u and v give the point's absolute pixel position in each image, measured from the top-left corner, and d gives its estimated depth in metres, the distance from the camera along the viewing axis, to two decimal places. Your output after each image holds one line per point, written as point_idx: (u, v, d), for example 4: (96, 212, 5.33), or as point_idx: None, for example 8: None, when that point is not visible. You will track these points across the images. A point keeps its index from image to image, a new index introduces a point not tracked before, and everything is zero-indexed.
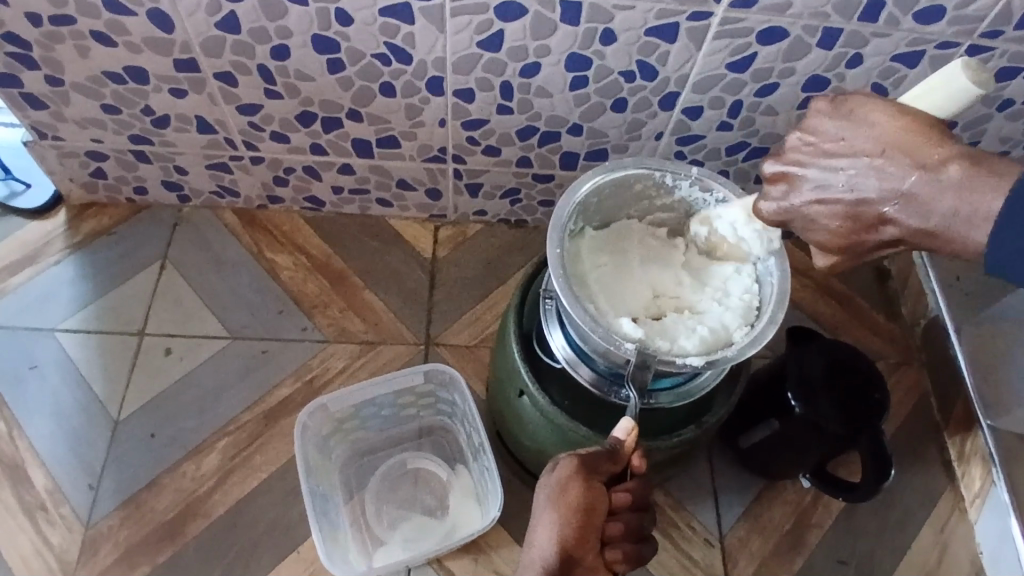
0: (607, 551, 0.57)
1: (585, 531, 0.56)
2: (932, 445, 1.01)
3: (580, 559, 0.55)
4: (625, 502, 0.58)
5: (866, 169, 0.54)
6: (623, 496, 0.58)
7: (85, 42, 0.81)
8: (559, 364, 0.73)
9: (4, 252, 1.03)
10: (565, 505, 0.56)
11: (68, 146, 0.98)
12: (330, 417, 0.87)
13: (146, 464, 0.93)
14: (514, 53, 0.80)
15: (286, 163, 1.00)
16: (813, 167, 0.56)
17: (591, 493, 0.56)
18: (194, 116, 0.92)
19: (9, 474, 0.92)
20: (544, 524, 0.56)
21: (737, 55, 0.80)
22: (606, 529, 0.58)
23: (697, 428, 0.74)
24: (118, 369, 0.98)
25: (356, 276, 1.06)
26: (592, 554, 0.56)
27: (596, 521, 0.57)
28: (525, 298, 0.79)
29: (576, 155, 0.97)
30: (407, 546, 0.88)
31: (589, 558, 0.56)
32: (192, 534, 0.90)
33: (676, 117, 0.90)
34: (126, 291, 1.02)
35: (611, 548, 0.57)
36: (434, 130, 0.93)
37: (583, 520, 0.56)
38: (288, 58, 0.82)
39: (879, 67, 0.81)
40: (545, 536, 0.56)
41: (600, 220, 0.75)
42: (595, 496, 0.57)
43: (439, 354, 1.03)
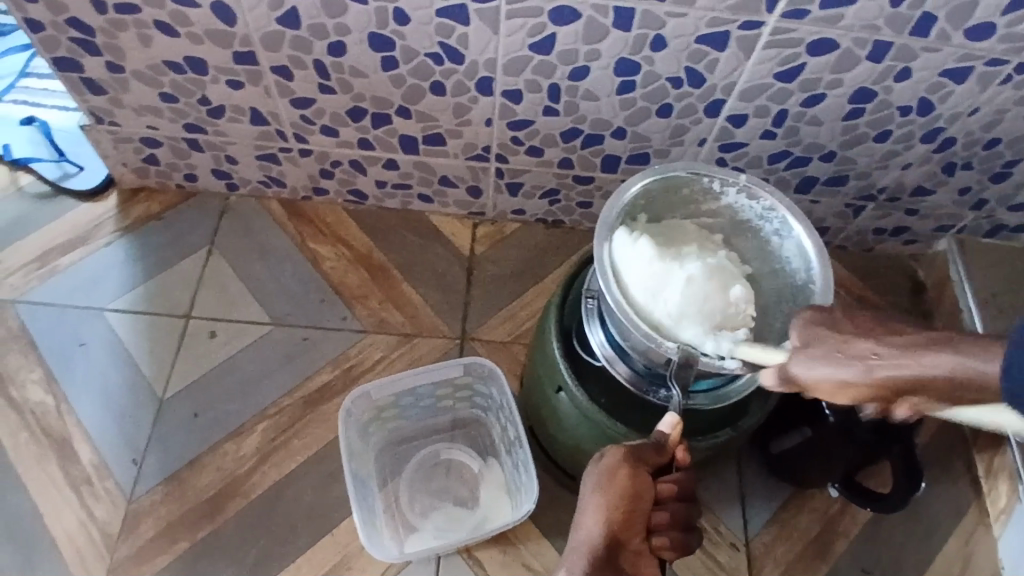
0: (654, 538, 0.59)
1: (631, 517, 0.57)
2: (962, 460, 1.01)
3: (625, 542, 0.57)
4: (671, 492, 0.59)
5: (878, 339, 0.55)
6: (669, 486, 0.59)
7: (148, 31, 0.84)
8: (599, 361, 0.75)
9: (58, 232, 1.06)
10: (612, 491, 0.57)
11: (123, 132, 1.01)
12: (370, 405, 0.89)
13: (188, 443, 0.96)
14: (565, 56, 0.82)
15: (334, 156, 1.02)
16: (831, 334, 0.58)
17: (638, 481, 0.57)
18: (248, 107, 0.95)
19: (56, 446, 0.95)
20: (590, 510, 0.58)
21: (786, 65, 0.81)
22: (653, 518, 0.59)
23: (733, 432, 0.75)
24: (164, 350, 1.01)
25: (396, 269, 1.09)
26: (638, 538, 0.58)
27: (642, 508, 0.58)
28: (566, 297, 0.80)
29: (618, 158, 0.99)
30: (439, 534, 0.90)
31: (634, 542, 0.58)
32: (230, 513, 0.93)
33: (720, 124, 0.92)
34: (174, 275, 1.05)
35: (658, 535, 0.59)
36: (480, 129, 0.95)
37: (630, 506, 0.57)
38: (343, 53, 0.84)
39: (927, 81, 0.82)
40: (592, 520, 0.57)
41: (652, 216, 0.75)
42: (641, 485, 0.57)
43: (474, 349, 1.05)
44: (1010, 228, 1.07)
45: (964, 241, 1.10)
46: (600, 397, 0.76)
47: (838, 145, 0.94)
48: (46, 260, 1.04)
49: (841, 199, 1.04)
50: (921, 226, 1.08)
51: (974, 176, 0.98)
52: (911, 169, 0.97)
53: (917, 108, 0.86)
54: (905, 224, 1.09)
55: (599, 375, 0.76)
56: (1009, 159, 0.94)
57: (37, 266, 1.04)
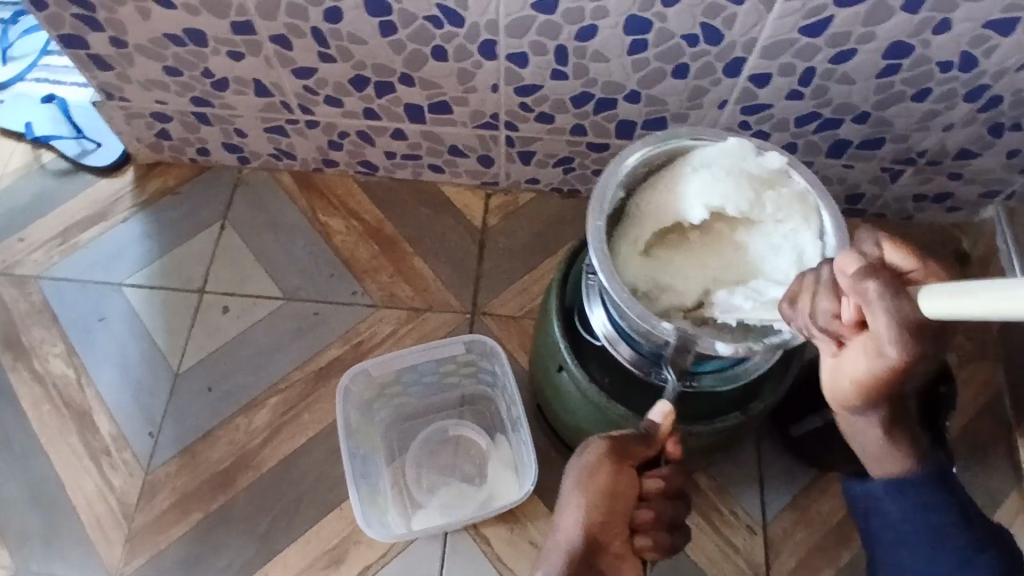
0: (636, 539, 0.58)
1: (610, 517, 0.57)
2: (1003, 444, 0.98)
3: (606, 544, 0.56)
4: (657, 488, 0.59)
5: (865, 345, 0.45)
6: (656, 482, 0.59)
7: (146, 4, 0.82)
8: (599, 341, 0.71)
9: (77, 208, 1.08)
10: (594, 488, 0.57)
11: (134, 107, 1.01)
12: (372, 381, 0.89)
13: (202, 415, 0.97)
14: (570, 15, 0.77)
15: (341, 127, 1.00)
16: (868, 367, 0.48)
17: (620, 477, 0.58)
18: (252, 79, 0.93)
19: (77, 418, 0.97)
20: (570, 508, 0.58)
21: (811, 18, 0.74)
22: (637, 516, 0.58)
23: (742, 416, 0.71)
24: (179, 324, 1.02)
25: (407, 242, 1.07)
26: (619, 540, 0.57)
27: (624, 506, 0.58)
28: (569, 273, 0.77)
29: (633, 124, 0.93)
30: (445, 511, 0.89)
31: (616, 544, 0.57)
32: (243, 484, 0.94)
33: (742, 85, 0.85)
34: (188, 250, 1.06)
35: (641, 536, 0.58)
36: (487, 96, 0.91)
37: (609, 505, 0.57)
38: (341, 20, 0.81)
39: (969, 34, 0.75)
40: (570, 520, 0.57)
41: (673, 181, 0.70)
42: (622, 481, 0.58)
43: (484, 323, 1.02)
44: None
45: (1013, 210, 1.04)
46: (603, 378, 0.73)
47: (872, 105, 0.87)
48: (68, 236, 1.06)
49: (878, 163, 0.97)
50: (966, 192, 1.02)
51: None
52: (954, 131, 0.90)
53: (958, 63, 0.79)
54: (948, 190, 1.02)
55: (602, 356, 0.73)
56: None
57: (58, 242, 1.06)
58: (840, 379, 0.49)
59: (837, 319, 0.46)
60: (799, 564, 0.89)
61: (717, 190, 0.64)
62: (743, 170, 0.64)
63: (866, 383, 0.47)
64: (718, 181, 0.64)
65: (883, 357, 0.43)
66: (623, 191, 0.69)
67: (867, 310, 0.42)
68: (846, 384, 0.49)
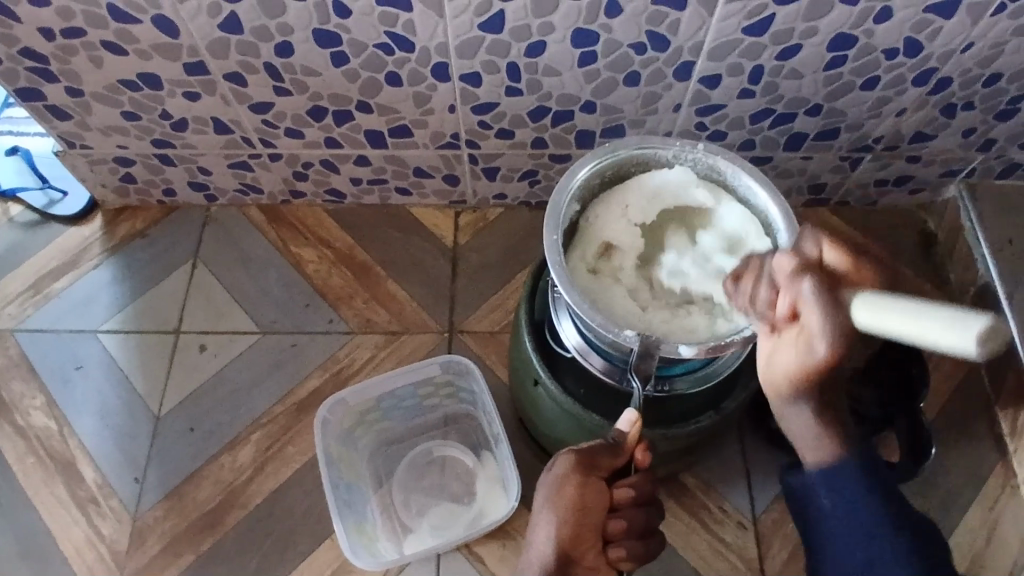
0: (610, 550, 0.60)
1: (582, 532, 0.58)
2: (983, 420, 1.00)
3: (579, 558, 0.58)
4: (627, 497, 0.61)
5: (796, 339, 0.52)
6: (625, 491, 0.61)
7: (97, 52, 0.82)
8: (570, 353, 0.72)
9: (47, 258, 1.08)
10: (562, 503, 0.58)
11: (96, 154, 1.01)
12: (352, 410, 0.89)
13: (187, 457, 0.97)
14: (518, 32, 0.78)
15: (304, 157, 1.01)
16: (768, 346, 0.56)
17: (586, 489, 0.59)
18: (210, 118, 0.93)
19: (61, 469, 0.97)
20: (542, 524, 0.59)
21: (754, 18, 0.75)
22: (609, 526, 0.61)
23: (716, 415, 0.72)
24: (157, 366, 1.02)
25: (380, 267, 1.07)
26: (592, 553, 0.59)
27: (593, 520, 0.59)
28: (535, 288, 0.78)
29: (592, 133, 0.94)
30: (435, 533, 0.89)
31: (589, 557, 0.58)
32: (231, 523, 0.94)
33: (694, 87, 0.86)
34: (161, 291, 1.06)
35: (613, 547, 0.60)
36: (446, 117, 0.92)
37: (580, 520, 0.58)
38: (292, 54, 0.82)
39: (911, 20, 0.76)
40: (542, 538, 0.58)
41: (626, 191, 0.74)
42: (589, 493, 0.59)
43: (462, 341, 1.03)
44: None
45: (975, 186, 1.05)
46: (577, 389, 0.73)
47: (824, 97, 0.88)
48: (39, 287, 1.06)
49: (837, 152, 0.99)
50: (926, 173, 1.03)
51: (976, 117, 0.92)
52: (908, 115, 0.92)
53: (903, 49, 0.81)
54: (909, 173, 1.04)
55: (574, 367, 0.74)
56: (1013, 95, 0.89)
57: (30, 294, 1.05)
58: (773, 368, 0.56)
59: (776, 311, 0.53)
60: (791, 556, 0.89)
61: (652, 207, 0.70)
62: (676, 180, 0.70)
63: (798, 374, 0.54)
64: (652, 196, 0.70)
65: (815, 353, 0.51)
66: (578, 204, 0.70)
67: (805, 308, 0.50)
68: (779, 376, 0.55)
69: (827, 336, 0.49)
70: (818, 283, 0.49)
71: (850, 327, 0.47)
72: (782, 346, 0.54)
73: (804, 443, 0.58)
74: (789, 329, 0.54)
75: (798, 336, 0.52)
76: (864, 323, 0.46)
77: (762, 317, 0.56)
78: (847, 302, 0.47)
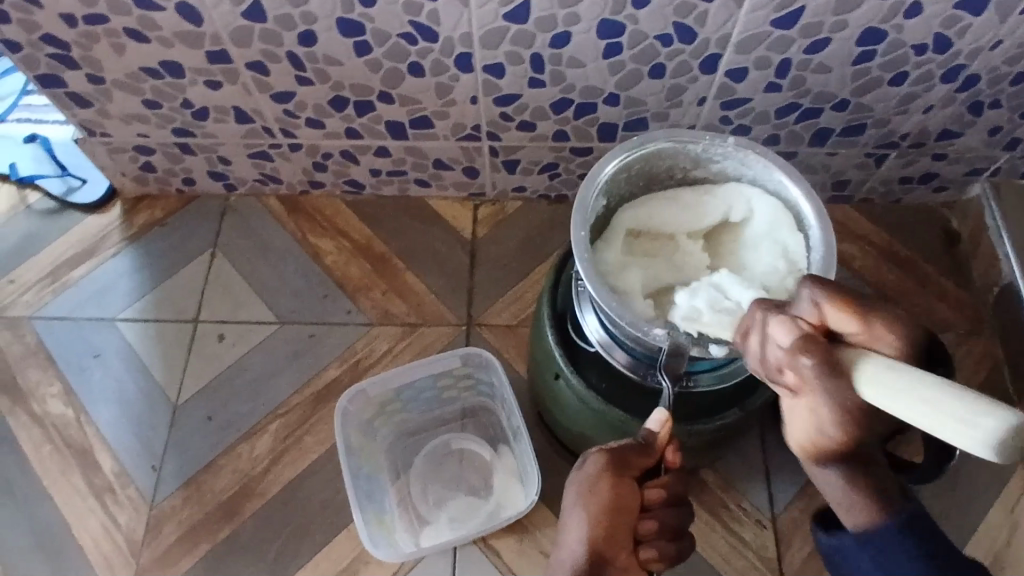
0: (642, 550, 0.59)
1: (615, 532, 0.58)
2: None
3: (612, 559, 0.57)
4: (658, 498, 0.61)
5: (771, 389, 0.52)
6: (656, 492, 0.61)
7: (119, 40, 0.82)
8: (594, 347, 0.71)
9: (66, 246, 1.08)
10: (595, 502, 0.58)
11: (116, 142, 1.01)
12: (371, 401, 0.89)
13: (204, 446, 0.97)
14: (543, 23, 0.77)
15: (324, 148, 1.00)
16: (800, 417, 0.49)
17: (620, 489, 0.59)
18: (231, 107, 0.93)
19: (79, 457, 0.97)
20: (575, 523, 0.58)
21: (783, 10, 0.74)
22: (640, 527, 0.60)
23: (741, 412, 0.72)
24: (175, 356, 1.02)
25: (398, 259, 1.07)
26: (625, 554, 0.58)
27: (626, 520, 0.59)
28: (558, 280, 0.77)
29: (614, 126, 0.93)
30: (453, 526, 0.89)
31: (620, 558, 0.57)
32: (248, 513, 0.94)
33: (719, 80, 0.85)
34: (180, 280, 1.06)
35: (645, 547, 0.59)
36: (467, 108, 0.92)
37: (611, 518, 0.58)
38: (315, 43, 0.81)
39: (943, 14, 0.75)
40: (574, 537, 0.58)
41: (647, 182, 0.73)
42: (621, 493, 0.59)
43: (479, 334, 1.02)
44: None
45: (1000, 183, 1.04)
46: (600, 383, 0.73)
47: (850, 92, 0.87)
48: (58, 274, 1.06)
49: (861, 148, 0.98)
50: (952, 170, 1.02)
51: (1005, 114, 0.91)
52: (935, 111, 0.91)
53: (934, 44, 0.79)
54: (934, 170, 1.02)
55: (597, 361, 0.73)
56: None
57: (49, 282, 1.06)
58: (793, 431, 0.51)
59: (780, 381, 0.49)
60: (811, 554, 0.89)
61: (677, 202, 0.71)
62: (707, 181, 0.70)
63: (817, 441, 0.49)
64: (689, 203, 0.71)
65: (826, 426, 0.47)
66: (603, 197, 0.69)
67: (807, 388, 0.46)
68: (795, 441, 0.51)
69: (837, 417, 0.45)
70: (817, 369, 0.45)
71: (856, 404, 0.44)
72: (793, 416, 0.49)
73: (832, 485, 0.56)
74: (791, 395, 0.49)
75: (805, 408, 0.47)
76: (880, 403, 0.42)
77: (771, 381, 0.51)
78: (848, 371, 0.44)
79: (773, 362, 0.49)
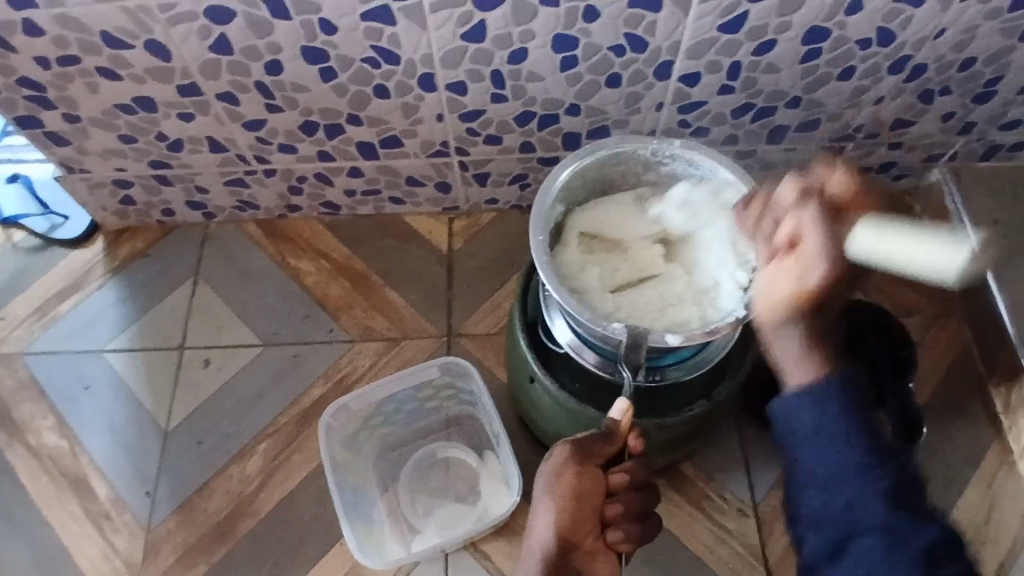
0: (608, 533, 0.62)
1: (580, 518, 0.61)
2: (977, 399, 1.01)
3: (578, 543, 0.61)
4: (622, 483, 0.62)
5: (777, 258, 0.62)
6: (621, 477, 0.62)
7: (93, 78, 0.85)
8: (563, 349, 0.74)
9: (52, 282, 1.10)
10: (559, 492, 0.61)
11: (96, 177, 1.03)
12: (354, 416, 0.91)
13: (196, 470, 0.99)
14: (500, 40, 0.80)
15: (298, 172, 1.03)
16: (785, 266, 0.61)
17: (583, 477, 0.61)
18: (205, 137, 0.96)
19: (74, 487, 0.99)
20: (542, 512, 0.61)
21: (728, 16, 0.78)
22: (607, 511, 0.62)
23: (708, 403, 0.74)
24: (163, 383, 1.04)
25: (377, 275, 1.09)
26: (591, 537, 0.61)
27: (591, 506, 0.61)
28: (528, 288, 0.80)
29: (578, 135, 0.96)
30: (442, 532, 0.91)
31: (586, 542, 0.61)
32: (242, 533, 0.96)
33: (675, 86, 0.88)
34: (164, 309, 1.08)
35: (612, 530, 0.62)
36: (434, 126, 0.94)
37: (577, 506, 0.61)
38: (282, 71, 0.84)
39: (881, 10, 0.78)
40: (542, 524, 0.61)
41: (602, 187, 0.76)
42: (585, 481, 0.61)
43: (460, 345, 1.05)
44: (1006, 147, 1.04)
45: (959, 169, 1.07)
46: (572, 384, 0.75)
47: (802, 89, 0.90)
48: (45, 309, 1.08)
49: (819, 143, 1.01)
50: (909, 159, 1.05)
51: (954, 101, 0.94)
52: (886, 103, 0.94)
53: (876, 39, 0.83)
54: (892, 159, 1.05)
55: (568, 363, 0.76)
56: (989, 79, 0.91)
57: (37, 317, 1.08)
58: (777, 289, 0.61)
59: (779, 236, 0.62)
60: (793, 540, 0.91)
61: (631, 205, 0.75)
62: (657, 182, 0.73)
63: (799, 295, 0.60)
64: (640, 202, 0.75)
65: (811, 272, 0.58)
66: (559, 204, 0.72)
67: (804, 233, 0.59)
68: (784, 296, 0.60)
69: (824, 261, 0.58)
70: (820, 213, 0.59)
71: (842, 252, 0.58)
72: (780, 270, 0.61)
73: (793, 358, 0.60)
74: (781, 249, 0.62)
75: (793, 258, 0.60)
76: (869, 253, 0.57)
77: (775, 243, 0.62)
78: (845, 234, 0.58)
79: (787, 225, 0.60)
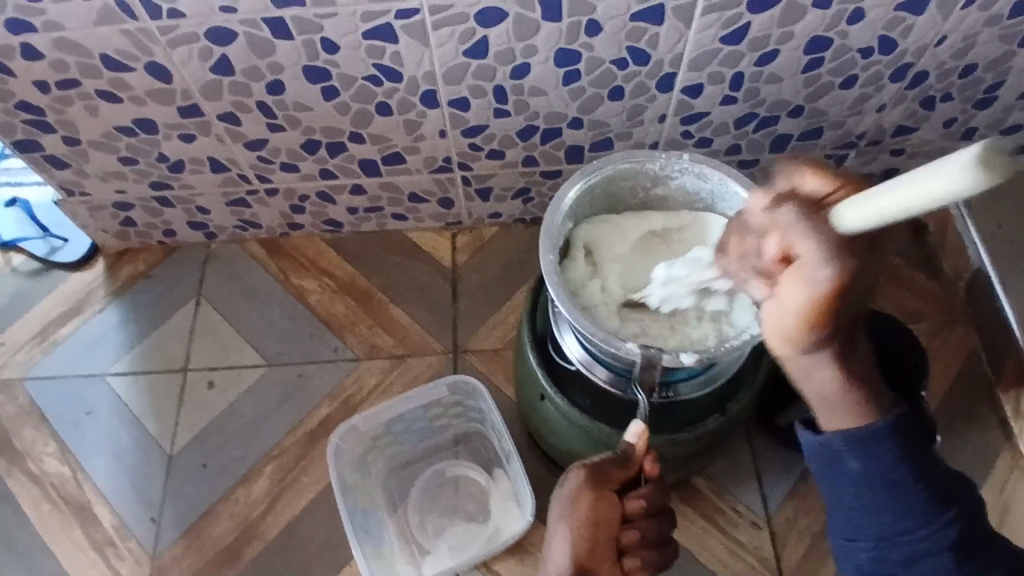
0: (626, 560, 0.61)
1: (597, 544, 0.59)
2: (987, 405, 1.01)
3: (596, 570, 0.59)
4: (639, 509, 0.62)
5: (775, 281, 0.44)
6: (638, 502, 0.62)
7: (93, 102, 0.84)
8: (574, 366, 0.73)
9: (52, 305, 1.09)
10: (575, 518, 0.60)
11: (95, 200, 1.02)
12: (362, 437, 0.90)
13: (201, 493, 0.98)
14: (502, 56, 0.80)
15: (300, 191, 1.02)
16: (785, 284, 0.43)
17: (600, 504, 0.60)
18: (206, 157, 0.95)
19: (77, 514, 0.97)
20: (559, 539, 0.60)
21: (731, 27, 0.78)
22: (623, 538, 0.62)
23: (722, 417, 0.73)
24: (167, 406, 1.03)
25: (380, 292, 1.09)
26: (608, 565, 0.60)
27: (608, 532, 0.60)
28: (537, 304, 0.79)
29: (581, 148, 0.96)
30: (452, 552, 0.90)
31: (604, 569, 0.59)
32: (249, 557, 0.95)
33: (677, 97, 0.88)
34: (167, 331, 1.07)
35: (629, 557, 0.61)
36: (437, 142, 0.94)
37: (593, 532, 0.60)
38: (283, 91, 0.84)
39: (883, 19, 0.78)
40: (560, 550, 0.59)
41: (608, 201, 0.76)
42: (602, 507, 0.60)
43: (466, 361, 1.04)
44: None
45: None
46: (584, 401, 0.75)
47: (805, 98, 0.90)
48: (46, 333, 1.07)
49: (821, 151, 1.01)
50: (912, 165, 1.05)
51: (956, 107, 0.94)
52: (888, 110, 0.94)
53: (878, 48, 0.83)
54: (894, 166, 1.05)
55: (580, 379, 0.75)
56: (991, 84, 0.91)
57: (38, 341, 1.07)
58: (783, 316, 0.44)
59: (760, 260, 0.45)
60: (807, 552, 0.90)
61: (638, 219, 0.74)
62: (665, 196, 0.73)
63: (809, 314, 0.43)
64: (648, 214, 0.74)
65: (815, 284, 0.41)
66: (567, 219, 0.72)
67: (792, 240, 0.42)
68: (785, 329, 0.45)
69: (825, 267, 0.41)
70: (799, 210, 0.42)
71: (840, 239, 0.40)
72: (787, 293, 0.43)
73: (823, 402, 0.51)
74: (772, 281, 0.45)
75: (789, 274, 0.42)
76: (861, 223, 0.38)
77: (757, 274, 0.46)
78: (830, 215, 0.40)
79: (769, 243, 0.43)
